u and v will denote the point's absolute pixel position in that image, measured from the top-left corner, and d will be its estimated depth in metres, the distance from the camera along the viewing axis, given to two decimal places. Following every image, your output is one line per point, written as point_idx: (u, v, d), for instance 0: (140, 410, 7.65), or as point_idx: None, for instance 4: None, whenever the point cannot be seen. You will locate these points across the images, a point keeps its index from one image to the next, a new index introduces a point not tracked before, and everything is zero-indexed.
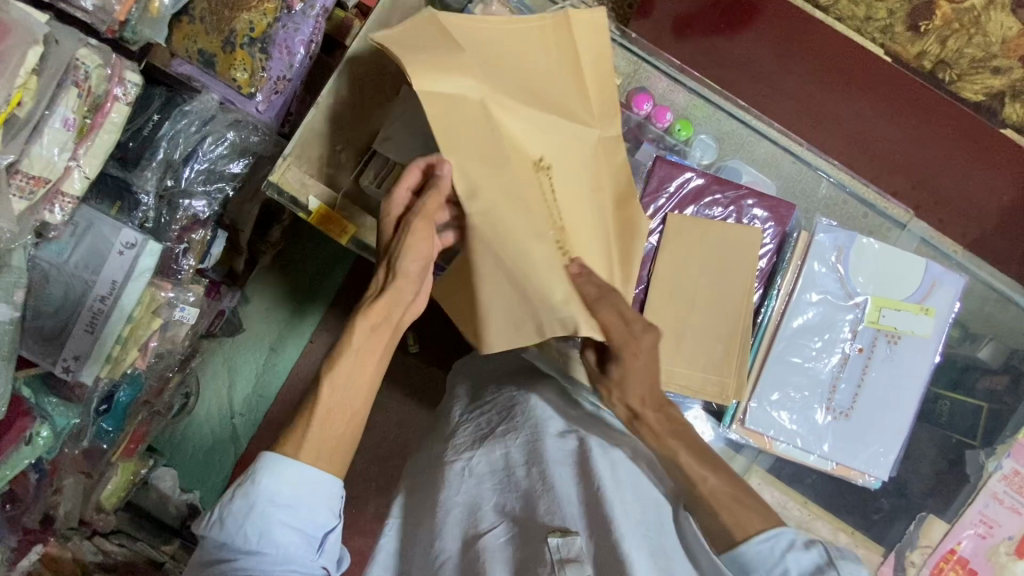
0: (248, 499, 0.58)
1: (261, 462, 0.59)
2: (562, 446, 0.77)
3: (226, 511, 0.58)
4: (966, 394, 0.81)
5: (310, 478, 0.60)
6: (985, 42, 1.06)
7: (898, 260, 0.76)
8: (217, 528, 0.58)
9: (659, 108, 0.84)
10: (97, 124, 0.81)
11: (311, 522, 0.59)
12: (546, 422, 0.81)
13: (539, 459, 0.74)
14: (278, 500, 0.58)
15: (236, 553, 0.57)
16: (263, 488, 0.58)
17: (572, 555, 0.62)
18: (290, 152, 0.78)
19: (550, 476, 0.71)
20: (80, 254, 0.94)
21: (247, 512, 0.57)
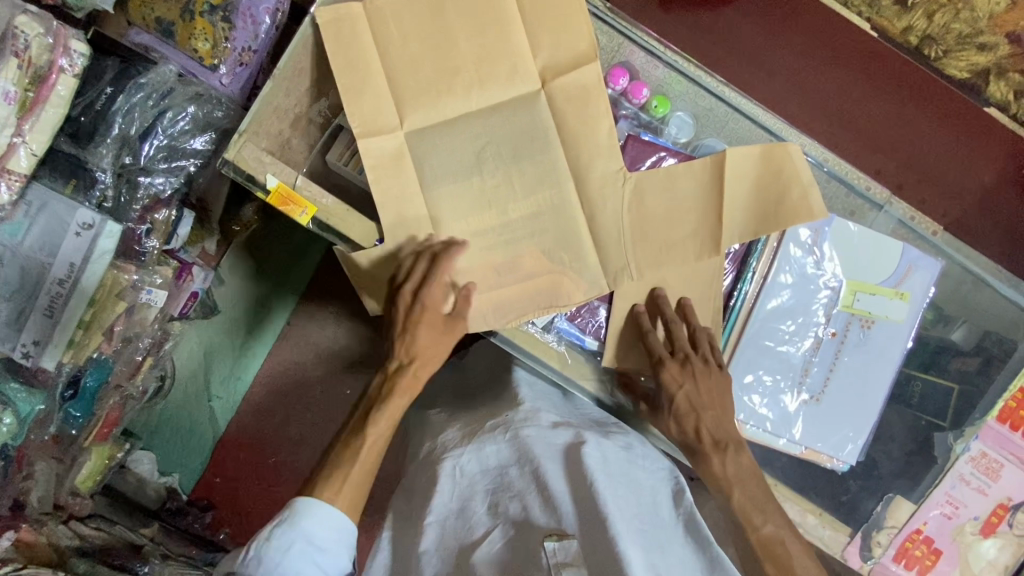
0: (287, 538, 0.62)
1: (304, 503, 0.65)
2: (551, 440, 0.78)
3: (263, 550, 0.62)
4: (938, 375, 0.81)
5: (343, 531, 0.66)
6: (972, 17, 1.07)
7: (878, 245, 0.75)
8: (253, 565, 0.61)
9: (636, 83, 0.78)
10: (41, 98, 0.76)
11: (337, 564, 0.65)
12: (536, 417, 0.82)
13: (530, 458, 0.75)
14: (314, 539, 0.63)
15: None
16: (305, 532, 0.63)
17: (568, 560, 0.63)
18: (246, 127, 0.69)
19: (541, 473, 0.72)
20: (36, 234, 0.90)
21: (286, 548, 0.62)
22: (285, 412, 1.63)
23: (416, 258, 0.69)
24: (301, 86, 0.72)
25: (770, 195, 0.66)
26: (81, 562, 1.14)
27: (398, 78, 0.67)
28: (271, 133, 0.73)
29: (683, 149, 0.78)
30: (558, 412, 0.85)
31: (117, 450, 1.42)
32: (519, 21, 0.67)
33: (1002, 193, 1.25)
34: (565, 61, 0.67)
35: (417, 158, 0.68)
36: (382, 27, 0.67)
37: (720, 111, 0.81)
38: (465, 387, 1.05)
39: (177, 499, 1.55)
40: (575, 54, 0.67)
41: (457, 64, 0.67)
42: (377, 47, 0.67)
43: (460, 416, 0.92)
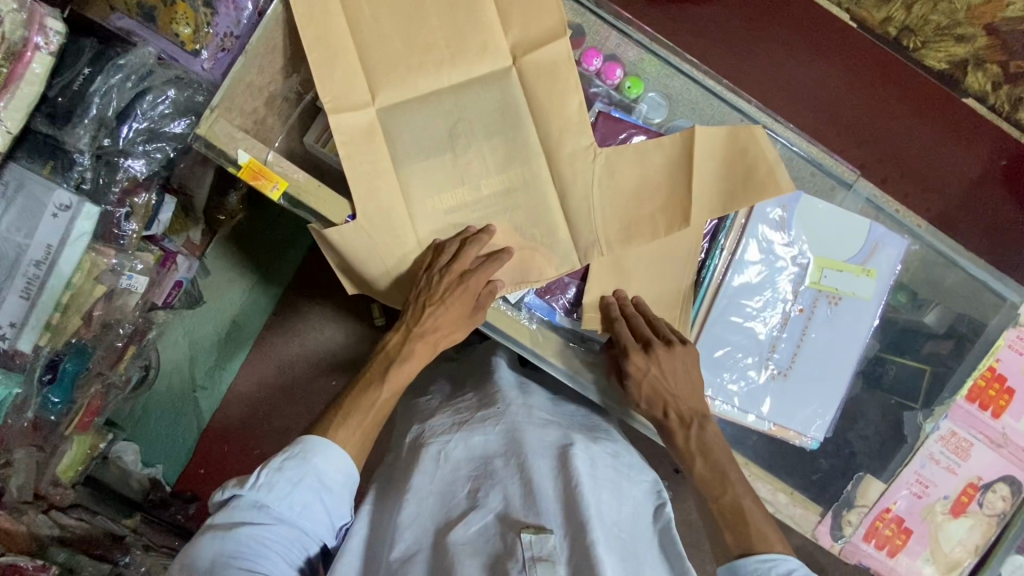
0: (299, 472, 0.67)
1: (319, 444, 0.68)
2: (543, 437, 0.79)
3: (275, 477, 0.66)
4: (910, 358, 0.82)
5: (349, 476, 0.70)
6: (950, 9, 1.10)
7: (846, 224, 0.75)
8: (262, 490, 0.65)
9: (610, 63, 0.79)
10: (15, 74, 0.76)
11: (336, 511, 0.70)
12: (528, 414, 0.83)
13: (519, 453, 0.75)
14: (324, 480, 0.68)
15: (270, 517, 0.65)
16: (316, 467, 0.67)
17: (544, 553, 0.65)
18: (218, 103, 0.68)
19: (528, 469, 0.73)
20: (13, 215, 0.90)
21: (296, 483, 0.66)
22: (270, 408, 1.63)
23: (385, 231, 0.69)
24: (275, 64, 0.72)
25: (736, 172, 0.67)
26: (61, 551, 1.15)
27: (370, 55, 0.67)
28: (245, 111, 0.73)
29: (656, 128, 0.79)
30: (551, 412, 0.87)
31: (100, 441, 1.40)
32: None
33: (985, 185, 1.25)
34: (536, 38, 0.68)
35: (388, 133, 0.68)
36: (353, 3, 0.67)
37: (694, 93, 0.81)
38: (456, 377, 1.05)
39: (161, 490, 1.55)
40: (547, 32, 0.68)
41: (429, 42, 0.68)
42: (349, 22, 0.67)
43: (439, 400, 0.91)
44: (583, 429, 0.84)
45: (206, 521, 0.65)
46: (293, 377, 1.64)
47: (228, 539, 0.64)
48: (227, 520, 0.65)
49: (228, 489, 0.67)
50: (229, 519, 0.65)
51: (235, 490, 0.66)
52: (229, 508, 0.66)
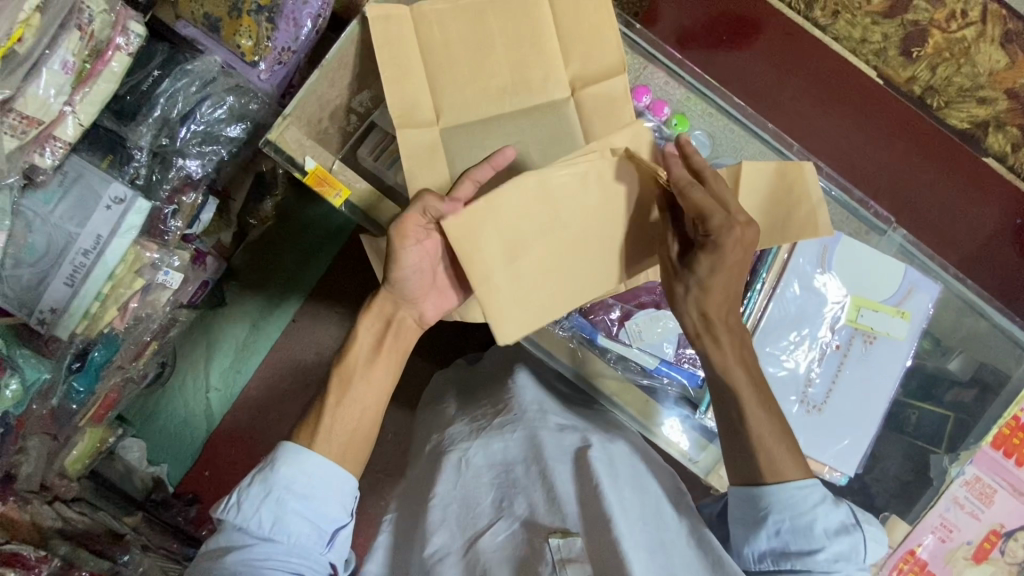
0: (265, 486, 0.66)
1: (285, 452, 0.68)
2: (561, 442, 0.81)
3: (244, 495, 0.66)
4: (932, 404, 0.84)
5: (324, 474, 0.68)
6: (973, 73, 1.14)
7: (883, 266, 0.80)
8: (231, 512, 0.66)
9: (658, 101, 0.84)
10: (95, 71, 0.80)
11: (324, 516, 0.67)
12: (545, 419, 0.85)
13: (539, 458, 0.77)
14: (294, 487, 0.66)
15: (251, 537, 0.65)
16: (285, 478, 0.66)
17: (571, 556, 0.68)
18: (289, 112, 0.73)
19: (550, 475, 0.75)
20: (67, 205, 0.93)
21: (263, 497, 0.66)
22: (273, 410, 1.61)
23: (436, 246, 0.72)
24: (345, 81, 0.77)
25: (779, 207, 0.71)
26: (63, 543, 1.11)
27: (437, 78, 0.72)
28: (311, 120, 0.77)
29: (703, 164, 0.83)
30: (566, 416, 0.89)
31: (109, 435, 1.42)
32: (556, 33, 0.74)
33: (1001, 242, 1.29)
34: (591, 73, 0.74)
35: (451, 153, 0.73)
36: (427, 29, 0.72)
37: (735, 134, 0.86)
38: (475, 384, 1.08)
39: (163, 490, 1.53)
40: (603, 68, 0.74)
41: (494, 68, 0.73)
42: (420, 45, 0.72)
43: (467, 411, 0.94)
44: (601, 429, 0.85)
45: (199, 550, 0.67)
46: (306, 383, 1.61)
47: (215, 568, 0.63)
48: (218, 546, 0.65)
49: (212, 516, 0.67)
50: (218, 544, 0.66)
51: (215, 517, 0.67)
52: (215, 535, 0.67)
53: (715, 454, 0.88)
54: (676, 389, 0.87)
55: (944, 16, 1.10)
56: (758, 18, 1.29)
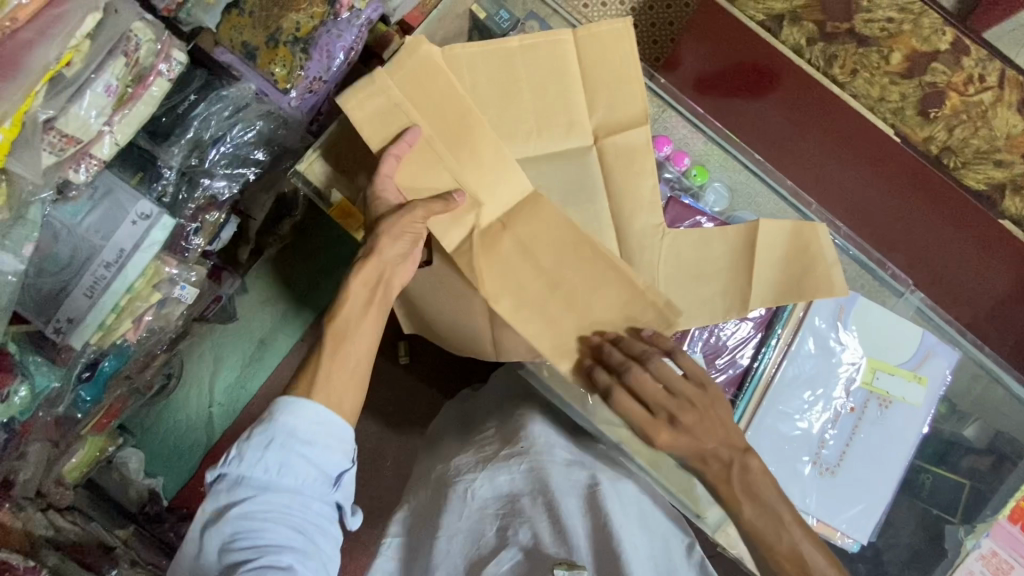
0: (268, 435, 0.65)
1: (283, 403, 0.66)
2: (569, 477, 0.83)
3: (244, 447, 0.65)
4: (949, 470, 0.83)
5: (324, 424, 0.67)
6: (990, 135, 1.21)
7: (899, 330, 0.81)
8: (234, 463, 0.64)
9: (679, 152, 0.89)
10: (137, 95, 0.83)
11: (327, 460, 0.66)
12: (552, 452, 0.86)
13: (545, 490, 0.78)
14: (297, 435, 0.65)
15: (255, 484, 0.64)
16: (286, 427, 0.65)
17: None
18: (320, 146, 0.81)
19: (557, 501, 0.76)
20: (96, 217, 0.95)
21: (267, 445, 0.65)
22: None
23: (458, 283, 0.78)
24: None
25: (796, 266, 0.76)
26: (52, 554, 1.07)
27: None
28: (340, 152, 0.84)
29: (717, 215, 0.86)
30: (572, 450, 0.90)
31: (109, 444, 1.42)
32: (582, 85, 0.81)
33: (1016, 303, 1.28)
34: (616, 123, 0.80)
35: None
36: (459, 75, 0.77)
37: (752, 186, 0.91)
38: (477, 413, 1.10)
39: (157, 503, 1.51)
40: (628, 118, 0.80)
41: (523, 112, 0.79)
42: (451, 92, 0.79)
43: (473, 440, 0.96)
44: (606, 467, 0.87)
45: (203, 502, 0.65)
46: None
47: (223, 517, 0.63)
48: (220, 503, 0.64)
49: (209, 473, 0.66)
50: (220, 498, 0.64)
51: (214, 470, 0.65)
52: (215, 486, 0.65)
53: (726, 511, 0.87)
54: None
55: (960, 80, 1.20)
56: (777, 68, 1.28)
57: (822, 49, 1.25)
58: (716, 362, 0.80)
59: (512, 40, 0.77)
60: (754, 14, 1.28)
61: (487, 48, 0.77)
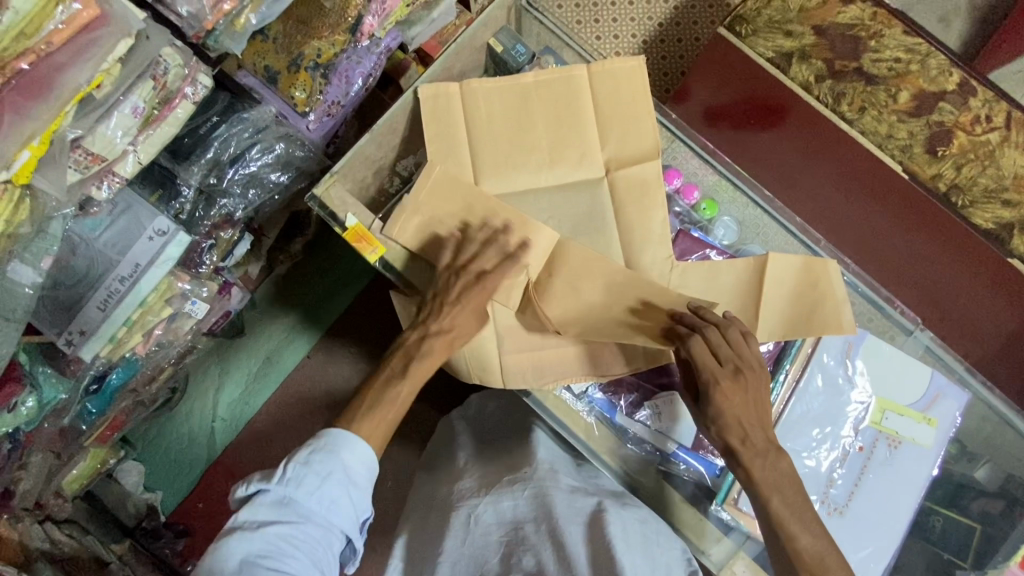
0: (326, 466, 0.68)
1: (345, 440, 0.70)
2: (573, 503, 0.82)
3: (301, 472, 0.67)
4: (959, 513, 0.82)
5: (371, 467, 0.71)
6: (998, 174, 1.14)
7: (910, 371, 0.80)
8: (288, 486, 0.66)
9: (690, 185, 0.90)
10: (162, 116, 0.86)
11: (364, 506, 0.70)
12: (556, 478, 0.86)
13: (549, 518, 0.80)
14: (350, 474, 0.69)
15: (298, 513, 0.66)
16: (342, 460, 0.69)
17: None
18: (337, 170, 0.82)
19: (562, 535, 0.77)
20: (113, 233, 0.97)
21: (323, 477, 0.67)
22: (274, 442, 1.59)
23: None
24: (392, 143, 0.88)
25: (805, 304, 0.76)
26: (46, 568, 1.06)
27: (479, 151, 0.82)
28: (357, 177, 0.87)
29: (727, 248, 0.88)
30: (577, 478, 0.90)
31: (110, 456, 1.42)
32: (594, 118, 0.83)
33: None
34: (627, 157, 0.82)
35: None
36: (473, 106, 0.82)
37: (762, 221, 0.92)
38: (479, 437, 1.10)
39: (155, 518, 1.51)
40: (640, 152, 0.82)
41: (534, 142, 0.82)
42: (466, 121, 0.83)
43: (477, 465, 0.96)
44: (611, 491, 0.86)
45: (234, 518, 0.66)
46: (310, 419, 1.60)
47: (255, 537, 0.64)
48: (257, 519, 0.66)
49: (252, 485, 0.67)
50: (257, 517, 0.66)
51: (262, 488, 0.67)
52: (252, 506, 0.66)
53: (730, 547, 0.83)
54: (693, 476, 0.87)
55: (968, 120, 1.14)
56: (784, 103, 1.27)
57: (830, 86, 1.22)
58: None
59: (525, 76, 0.83)
60: (763, 51, 1.25)
61: (503, 84, 0.83)
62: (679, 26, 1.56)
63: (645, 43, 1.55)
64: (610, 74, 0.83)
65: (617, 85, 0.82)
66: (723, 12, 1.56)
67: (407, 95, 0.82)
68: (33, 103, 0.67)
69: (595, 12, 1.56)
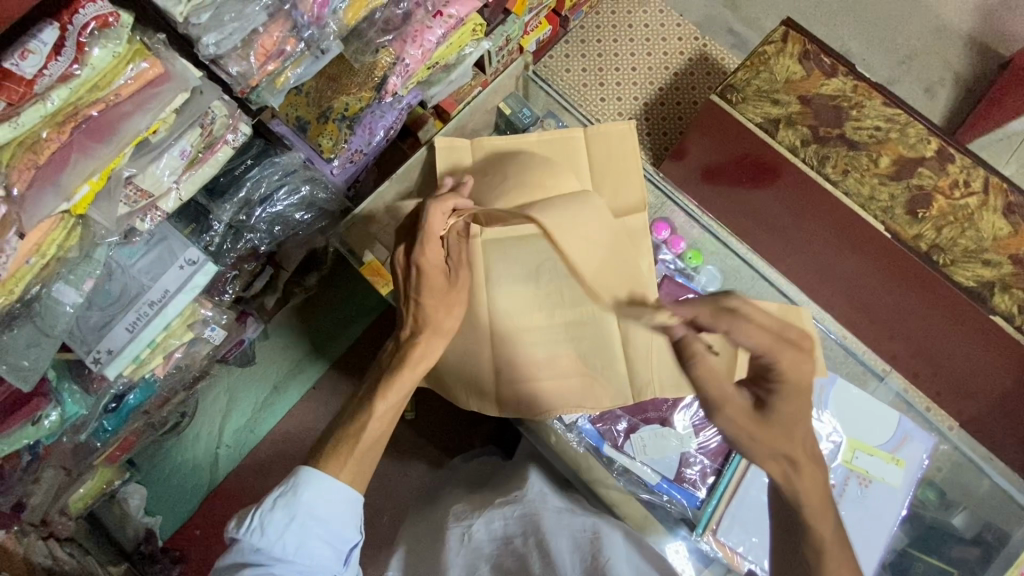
0: (290, 511, 0.70)
1: (309, 480, 0.72)
2: (561, 518, 0.87)
3: (266, 519, 0.70)
4: (940, 561, 0.91)
5: (344, 501, 0.73)
6: (977, 236, 1.18)
7: (878, 415, 0.93)
8: (255, 533, 0.69)
9: (675, 237, 1.03)
10: (205, 158, 0.96)
11: (341, 537, 0.73)
12: (545, 499, 0.91)
13: (537, 531, 0.85)
14: (316, 512, 0.71)
15: (269, 557, 0.69)
16: (305, 502, 0.71)
17: None
18: (358, 215, 0.96)
19: (547, 542, 0.82)
20: (148, 261, 1.05)
21: (287, 522, 0.70)
22: (277, 472, 1.62)
23: (471, 342, 0.90)
24: (407, 190, 0.98)
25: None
26: None
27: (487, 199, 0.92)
28: (374, 219, 0.96)
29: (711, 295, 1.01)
30: (564, 500, 0.94)
31: (116, 478, 1.45)
32: (589, 175, 0.93)
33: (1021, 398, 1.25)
34: (620, 210, 0.91)
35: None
36: (483, 161, 0.93)
37: (741, 272, 1.05)
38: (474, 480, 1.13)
39: (152, 543, 1.51)
40: (631, 205, 0.92)
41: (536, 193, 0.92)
42: (476, 172, 0.93)
43: (471, 496, 1.00)
44: (601, 514, 0.90)
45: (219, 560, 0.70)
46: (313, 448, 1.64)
47: None
48: (236, 562, 0.70)
49: (230, 532, 0.71)
50: (234, 561, 0.70)
51: (236, 535, 0.70)
52: (233, 550, 0.70)
53: None
54: (676, 509, 0.94)
55: (947, 185, 1.20)
56: (775, 164, 1.31)
57: (816, 150, 1.25)
58: (700, 434, 0.95)
59: (530, 137, 0.94)
60: (753, 117, 1.29)
61: (509, 143, 0.94)
62: (677, 91, 1.69)
63: (645, 105, 1.68)
64: (606, 135, 0.93)
65: (610, 144, 0.93)
66: (717, 80, 1.69)
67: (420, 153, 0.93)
68: (97, 144, 0.77)
69: (600, 76, 1.70)
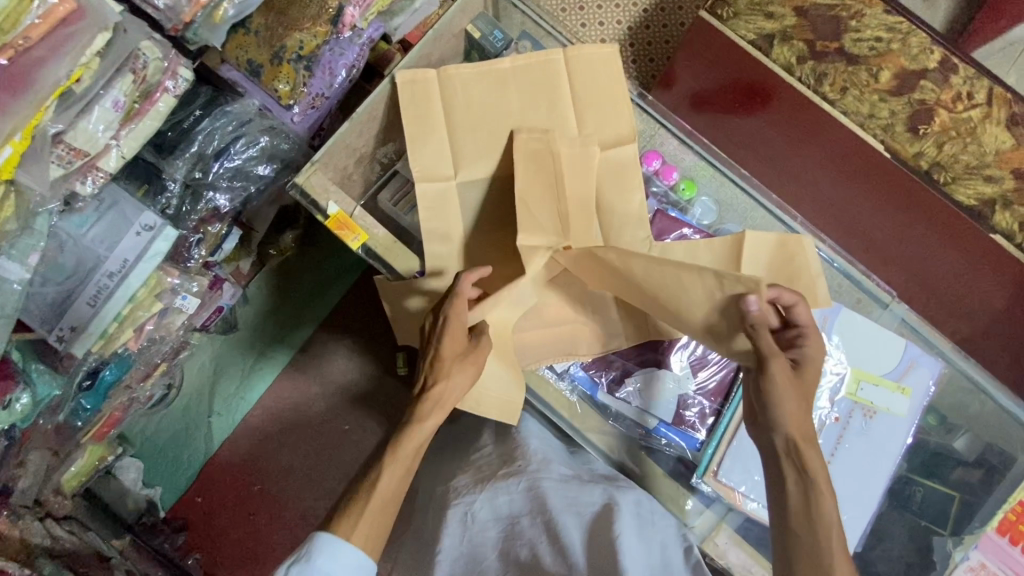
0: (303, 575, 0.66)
1: (320, 541, 0.68)
2: (564, 493, 0.86)
3: None
4: (939, 482, 0.95)
5: (360, 567, 0.69)
6: (980, 151, 1.04)
7: (884, 343, 0.91)
8: None
9: (667, 167, 0.97)
10: (144, 110, 0.87)
11: None
12: (547, 469, 0.90)
13: (543, 510, 0.84)
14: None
15: None
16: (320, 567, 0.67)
17: None
18: (318, 159, 0.85)
19: (556, 524, 0.81)
20: (100, 228, 0.97)
21: None
22: (276, 439, 1.61)
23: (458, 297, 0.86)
24: (372, 131, 0.89)
25: (782, 277, 0.83)
26: (48, 562, 1.06)
27: (459, 138, 0.85)
28: (337, 166, 0.88)
29: (705, 228, 0.96)
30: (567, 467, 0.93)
31: (109, 452, 1.41)
32: (571, 104, 0.86)
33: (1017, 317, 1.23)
34: (605, 141, 0.87)
35: (464, 202, 0.86)
36: (452, 95, 0.85)
37: (735, 200, 1.00)
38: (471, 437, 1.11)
39: (154, 514, 1.52)
40: (615, 136, 0.87)
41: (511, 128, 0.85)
42: (445, 106, 0.86)
43: (471, 459, 0.99)
44: (605, 477, 0.90)
45: None
46: (308, 417, 1.62)
47: None
48: None
49: None
50: None
51: None
52: None
53: (713, 519, 0.93)
54: (676, 450, 0.94)
55: (950, 98, 1.03)
56: (768, 86, 1.23)
57: (812, 66, 1.14)
58: (700, 373, 0.94)
59: (506, 60, 0.85)
60: (745, 33, 1.17)
61: (480, 71, 0.85)
62: (663, 12, 1.56)
63: (630, 30, 1.56)
64: (585, 57, 0.86)
65: (591, 67, 0.86)
66: None
67: (380, 88, 0.84)
68: (13, 96, 0.67)
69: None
